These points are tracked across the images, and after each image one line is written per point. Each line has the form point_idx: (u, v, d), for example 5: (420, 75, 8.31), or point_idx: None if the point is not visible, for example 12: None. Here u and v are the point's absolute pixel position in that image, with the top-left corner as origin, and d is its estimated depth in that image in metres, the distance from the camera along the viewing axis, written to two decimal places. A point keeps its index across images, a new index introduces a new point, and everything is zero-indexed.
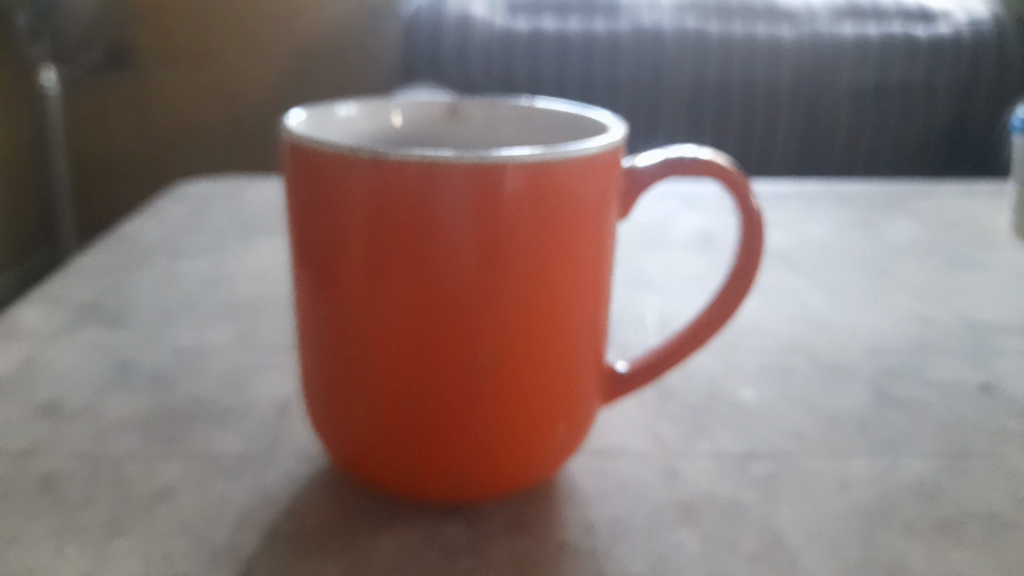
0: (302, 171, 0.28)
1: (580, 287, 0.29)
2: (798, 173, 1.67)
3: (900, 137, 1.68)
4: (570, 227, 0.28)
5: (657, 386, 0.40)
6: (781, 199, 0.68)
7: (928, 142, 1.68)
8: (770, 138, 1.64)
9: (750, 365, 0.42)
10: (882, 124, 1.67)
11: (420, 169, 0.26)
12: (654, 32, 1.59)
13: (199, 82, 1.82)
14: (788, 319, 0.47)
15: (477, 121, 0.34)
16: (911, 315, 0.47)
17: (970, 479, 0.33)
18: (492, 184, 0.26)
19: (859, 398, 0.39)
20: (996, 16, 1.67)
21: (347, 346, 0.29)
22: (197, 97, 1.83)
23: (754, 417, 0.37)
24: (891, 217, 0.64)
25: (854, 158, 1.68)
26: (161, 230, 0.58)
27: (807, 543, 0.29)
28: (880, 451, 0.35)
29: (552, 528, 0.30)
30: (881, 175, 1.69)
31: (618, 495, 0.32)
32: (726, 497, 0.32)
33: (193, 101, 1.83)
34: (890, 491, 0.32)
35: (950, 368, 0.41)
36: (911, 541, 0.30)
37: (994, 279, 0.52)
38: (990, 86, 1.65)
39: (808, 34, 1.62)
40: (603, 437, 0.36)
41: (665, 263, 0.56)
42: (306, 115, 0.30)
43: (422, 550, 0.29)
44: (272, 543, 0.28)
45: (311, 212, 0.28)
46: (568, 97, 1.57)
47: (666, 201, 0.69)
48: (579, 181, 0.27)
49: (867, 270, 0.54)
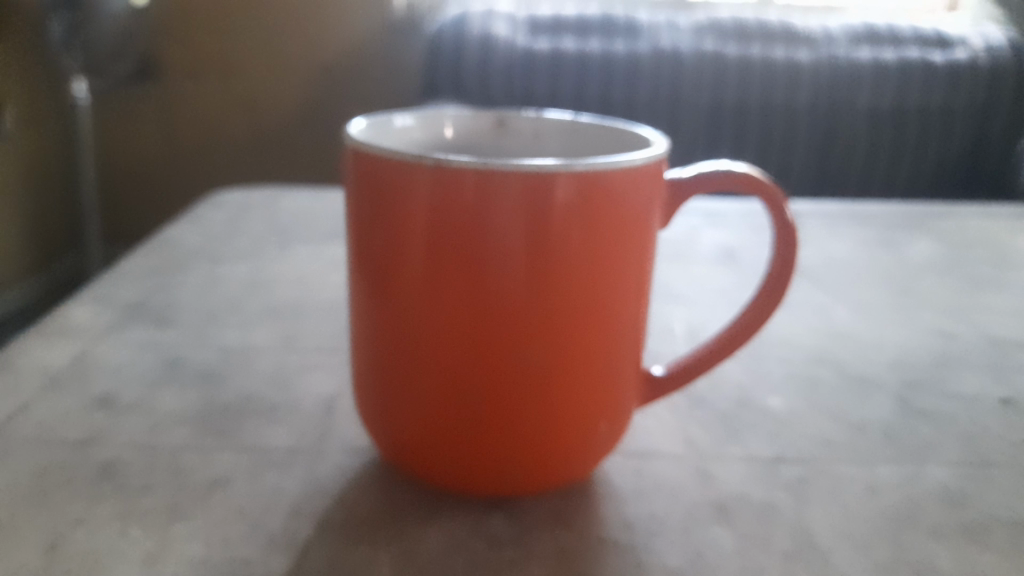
0: (363, 178, 0.29)
1: (623, 291, 0.30)
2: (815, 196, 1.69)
3: (919, 162, 1.69)
4: (615, 234, 0.29)
5: (687, 392, 0.41)
6: (804, 218, 0.69)
7: (947, 164, 1.69)
8: (788, 156, 1.67)
9: (776, 375, 0.43)
10: (900, 145, 1.67)
11: (477, 178, 0.27)
12: (673, 55, 1.60)
13: (224, 94, 1.85)
14: (813, 331, 0.48)
15: (521, 134, 0.36)
16: (934, 330, 0.49)
17: (995, 487, 0.34)
18: (546, 192, 0.27)
19: (884, 408, 0.40)
20: (1013, 40, 1.67)
21: (402, 346, 0.30)
22: (222, 108, 1.86)
23: (782, 423, 0.38)
24: (911, 236, 0.65)
25: (872, 178, 1.69)
26: (199, 236, 0.60)
27: (837, 544, 0.30)
28: (906, 459, 0.36)
29: (591, 524, 0.31)
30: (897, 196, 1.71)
31: (655, 494, 0.33)
32: (757, 499, 0.33)
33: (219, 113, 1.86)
34: (916, 495, 0.33)
35: (974, 382, 0.43)
36: (938, 543, 0.31)
37: (1013, 298, 0.53)
38: (1007, 113, 1.66)
39: (827, 57, 1.63)
40: (636, 437, 0.37)
41: (691, 276, 0.57)
42: (365, 124, 0.32)
43: (470, 540, 0.30)
44: (325, 531, 0.30)
45: (372, 219, 0.30)
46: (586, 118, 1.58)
47: (691, 218, 0.70)
48: (625, 190, 0.29)
49: (888, 288, 0.55)
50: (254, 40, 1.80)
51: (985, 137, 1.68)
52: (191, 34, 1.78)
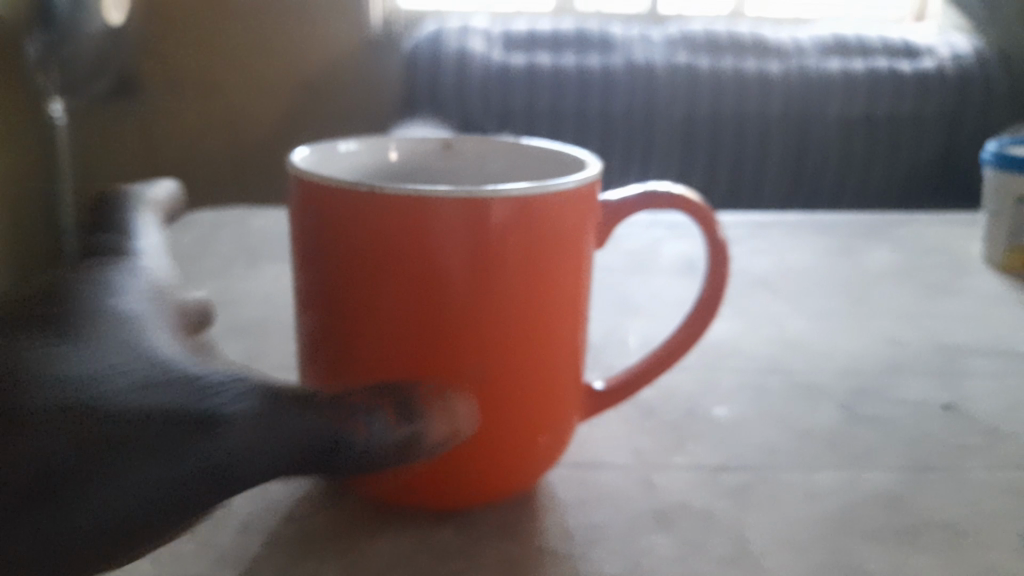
0: (306, 205, 0.30)
1: (562, 307, 0.31)
2: (787, 206, 1.70)
3: (891, 168, 1.71)
4: (551, 252, 0.30)
5: (637, 402, 0.42)
6: (765, 226, 0.70)
7: (915, 175, 1.72)
8: (760, 174, 1.68)
9: (727, 384, 0.44)
10: (870, 157, 1.70)
11: (415, 203, 0.28)
12: (646, 67, 1.61)
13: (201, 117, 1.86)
14: (765, 340, 0.49)
15: (469, 156, 0.37)
16: (884, 337, 0.50)
17: (932, 490, 0.35)
18: (482, 215, 0.29)
19: (828, 415, 0.41)
20: (978, 50, 1.69)
21: (349, 367, 0.31)
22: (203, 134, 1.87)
23: (728, 432, 0.39)
24: (870, 245, 0.67)
25: (843, 189, 1.70)
26: (168, 255, 0.61)
27: (773, 550, 0.31)
28: (846, 464, 0.37)
29: (534, 534, 0.32)
30: (869, 204, 1.72)
31: (598, 503, 0.34)
32: (698, 506, 0.34)
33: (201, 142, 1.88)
34: (852, 500, 0.34)
35: (918, 388, 0.44)
36: (871, 547, 0.32)
37: (963, 304, 0.55)
38: (976, 121, 1.67)
39: (797, 68, 1.65)
40: (586, 449, 0.38)
41: (651, 287, 0.58)
42: (309, 151, 0.33)
43: (416, 553, 0.31)
44: (273, 547, 0.31)
45: (316, 246, 0.31)
46: (563, 135, 1.60)
47: (654, 229, 0.72)
48: (560, 212, 0.30)
49: (844, 297, 0.56)
50: (236, 62, 1.82)
51: (955, 145, 1.70)
52: (170, 54, 1.79)
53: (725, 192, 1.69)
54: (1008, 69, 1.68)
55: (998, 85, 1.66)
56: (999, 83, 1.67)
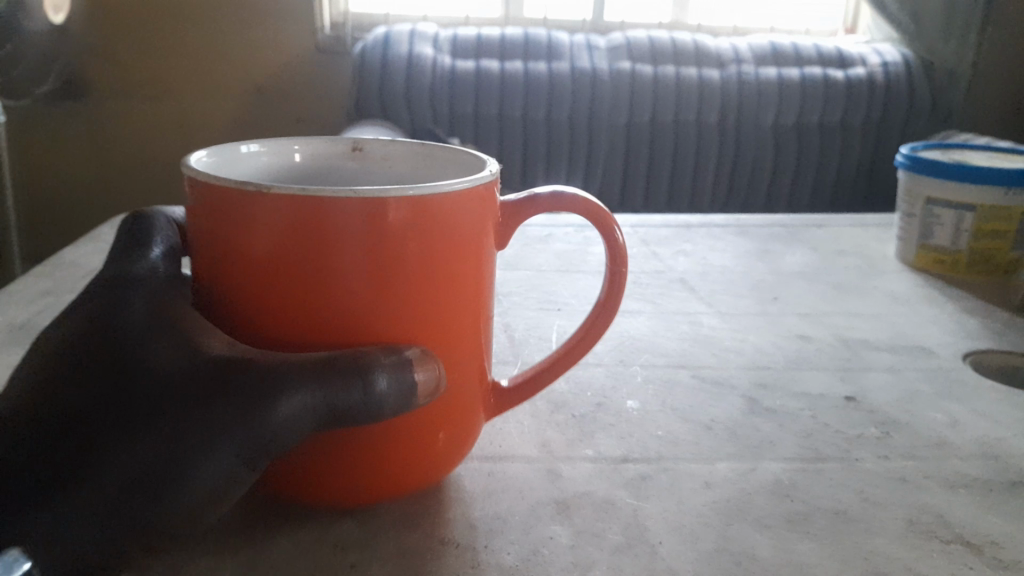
0: (204, 206, 0.31)
1: (459, 305, 0.32)
2: (726, 211, 1.74)
3: (823, 176, 1.73)
4: (445, 253, 0.31)
5: (550, 398, 0.44)
6: (691, 229, 0.72)
7: (849, 183, 1.74)
8: (700, 178, 1.70)
9: (638, 379, 0.46)
10: (804, 165, 1.72)
11: (305, 202, 0.29)
12: (591, 74, 1.64)
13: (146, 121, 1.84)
14: (679, 337, 0.51)
15: (376, 159, 0.38)
16: (793, 334, 0.51)
17: (825, 478, 0.37)
18: (374, 214, 0.29)
19: (733, 408, 0.42)
20: (907, 60, 1.75)
21: None
22: (147, 136, 1.85)
23: (634, 425, 0.41)
24: (790, 247, 0.69)
25: (778, 197, 1.74)
26: (92, 256, 0.61)
27: (666, 538, 0.33)
28: (746, 455, 0.38)
29: (437, 526, 0.33)
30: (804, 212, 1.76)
31: (502, 495, 0.35)
32: (599, 496, 0.35)
33: (145, 143, 1.85)
34: (748, 489, 0.36)
35: (820, 382, 0.45)
36: (760, 533, 0.33)
37: (871, 302, 0.57)
38: (902, 129, 1.74)
39: (735, 75, 1.69)
40: (494, 443, 0.39)
41: (575, 287, 0.60)
42: (208, 153, 0.33)
43: (318, 546, 0.31)
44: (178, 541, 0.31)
45: (214, 247, 0.31)
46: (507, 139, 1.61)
47: (584, 231, 0.73)
48: (454, 212, 0.31)
49: (761, 296, 0.58)
50: (179, 62, 1.80)
51: (884, 153, 1.75)
52: (116, 54, 1.78)
53: (665, 197, 1.71)
54: (930, 81, 1.75)
55: (922, 95, 1.73)
56: (924, 93, 1.73)
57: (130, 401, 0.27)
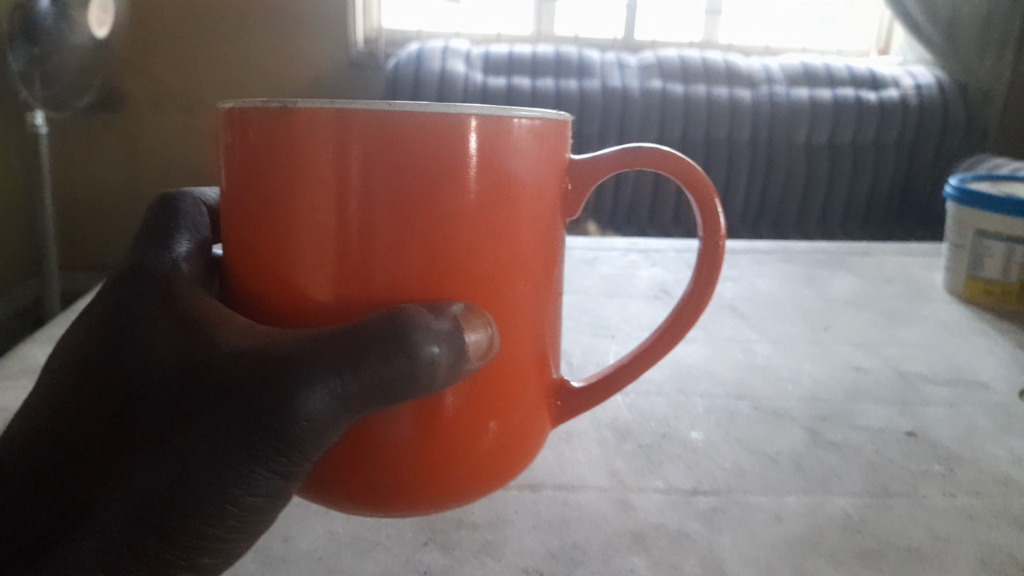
0: (234, 137, 0.28)
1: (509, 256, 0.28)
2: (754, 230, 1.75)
3: (853, 192, 1.75)
4: (492, 191, 0.27)
5: (615, 427, 0.44)
6: (736, 254, 0.73)
7: (877, 201, 1.77)
8: (729, 196, 1.72)
9: (699, 410, 0.46)
10: (834, 186, 1.74)
11: (332, 119, 0.25)
12: (622, 92, 1.64)
13: (172, 137, 1.83)
14: (734, 366, 0.52)
15: None
16: (849, 366, 0.52)
17: (893, 514, 0.37)
18: (410, 137, 0.26)
19: (795, 440, 0.43)
20: (941, 83, 1.76)
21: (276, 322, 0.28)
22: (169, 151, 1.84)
23: (700, 456, 0.41)
24: (835, 274, 0.69)
25: (807, 214, 1.76)
26: None
27: (743, 570, 0.33)
28: (813, 489, 0.39)
29: (518, 555, 0.33)
30: (832, 231, 1.77)
31: (578, 526, 0.35)
32: (674, 528, 0.35)
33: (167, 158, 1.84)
34: (818, 523, 0.36)
35: (880, 415, 0.46)
36: (836, 567, 0.33)
37: (922, 333, 0.57)
38: (934, 150, 1.74)
39: (767, 95, 1.70)
40: (565, 472, 0.40)
41: (626, 312, 0.60)
42: None
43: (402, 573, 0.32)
44: (266, 566, 0.32)
45: (244, 184, 0.28)
46: None
47: (631, 255, 0.74)
48: (502, 145, 0.27)
49: (812, 324, 0.58)
50: (210, 73, 1.80)
51: (914, 174, 1.76)
52: (149, 61, 1.78)
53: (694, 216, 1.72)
54: (964, 100, 1.75)
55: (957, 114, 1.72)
56: (959, 114, 1.73)
57: (153, 408, 0.26)
